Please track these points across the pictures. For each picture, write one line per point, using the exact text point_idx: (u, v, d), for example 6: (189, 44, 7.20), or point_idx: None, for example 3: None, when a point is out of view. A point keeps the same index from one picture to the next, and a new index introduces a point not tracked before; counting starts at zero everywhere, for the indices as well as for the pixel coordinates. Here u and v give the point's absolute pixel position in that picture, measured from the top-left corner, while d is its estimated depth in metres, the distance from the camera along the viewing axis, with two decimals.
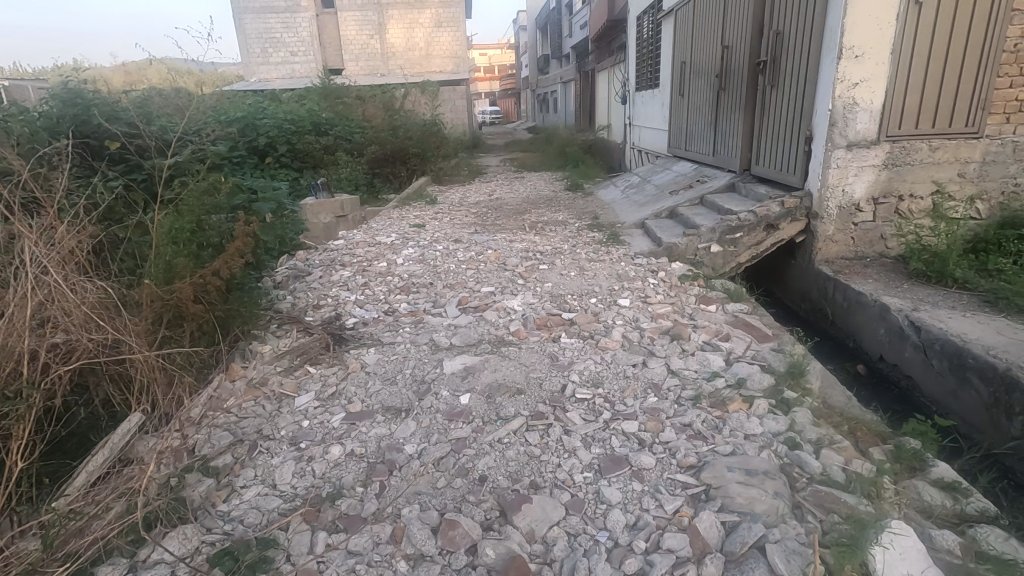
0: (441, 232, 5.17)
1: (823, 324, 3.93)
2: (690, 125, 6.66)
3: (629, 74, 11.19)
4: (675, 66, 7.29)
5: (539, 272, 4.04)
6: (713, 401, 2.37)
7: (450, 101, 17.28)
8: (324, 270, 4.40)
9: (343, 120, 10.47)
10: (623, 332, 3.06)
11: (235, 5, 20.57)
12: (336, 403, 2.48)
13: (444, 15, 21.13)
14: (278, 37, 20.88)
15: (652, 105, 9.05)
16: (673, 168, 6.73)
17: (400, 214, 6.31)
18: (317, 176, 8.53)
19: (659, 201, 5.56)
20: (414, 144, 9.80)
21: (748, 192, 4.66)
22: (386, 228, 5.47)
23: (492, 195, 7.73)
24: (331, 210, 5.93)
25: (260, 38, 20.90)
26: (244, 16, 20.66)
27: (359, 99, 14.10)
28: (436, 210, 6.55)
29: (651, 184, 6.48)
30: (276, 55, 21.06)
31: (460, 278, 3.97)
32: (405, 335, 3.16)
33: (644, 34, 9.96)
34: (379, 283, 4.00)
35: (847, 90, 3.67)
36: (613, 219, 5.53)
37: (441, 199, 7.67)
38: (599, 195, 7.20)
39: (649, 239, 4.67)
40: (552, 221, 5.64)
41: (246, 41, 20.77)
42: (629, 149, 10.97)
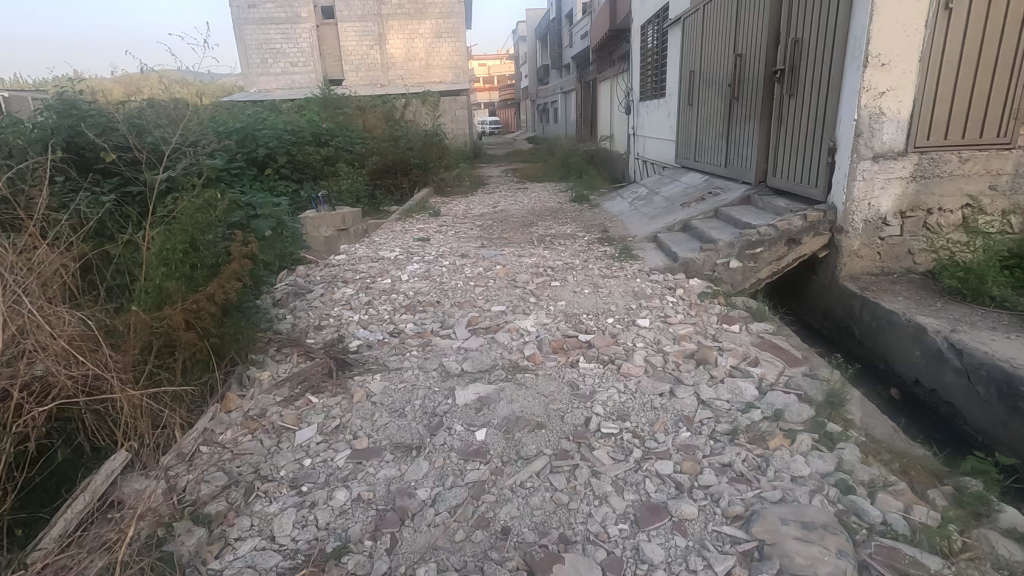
0: (446, 246, 4.99)
1: (849, 344, 3.75)
2: (700, 136, 6.52)
3: (633, 84, 11.08)
4: (683, 76, 7.16)
5: (551, 289, 3.86)
6: (750, 436, 2.18)
7: (451, 112, 17.20)
8: (325, 286, 4.21)
9: (345, 130, 10.34)
10: (645, 356, 2.87)
11: (235, 16, 20.55)
12: (340, 438, 2.28)
13: (444, 25, 21.11)
14: (278, 48, 20.85)
15: (658, 115, 8.92)
16: (683, 180, 6.56)
17: (403, 227, 6.13)
18: (317, 188, 8.37)
19: (670, 214, 5.39)
20: (415, 156, 9.65)
21: (765, 205, 4.49)
22: (389, 242, 5.29)
23: (497, 207, 7.57)
24: (332, 223, 5.75)
25: (261, 49, 20.88)
26: (245, 27, 20.64)
27: (360, 109, 13.99)
28: (440, 223, 6.38)
29: (661, 196, 6.32)
30: (276, 65, 21.03)
31: (468, 296, 3.79)
32: (413, 359, 2.97)
33: (649, 43, 9.85)
34: (384, 301, 3.82)
35: (874, 100, 3.52)
36: (624, 232, 5.35)
37: (444, 210, 7.51)
38: (606, 207, 7.03)
39: (664, 254, 4.49)
40: (560, 234, 5.47)
41: (246, 52, 20.75)
42: (634, 159, 10.83)
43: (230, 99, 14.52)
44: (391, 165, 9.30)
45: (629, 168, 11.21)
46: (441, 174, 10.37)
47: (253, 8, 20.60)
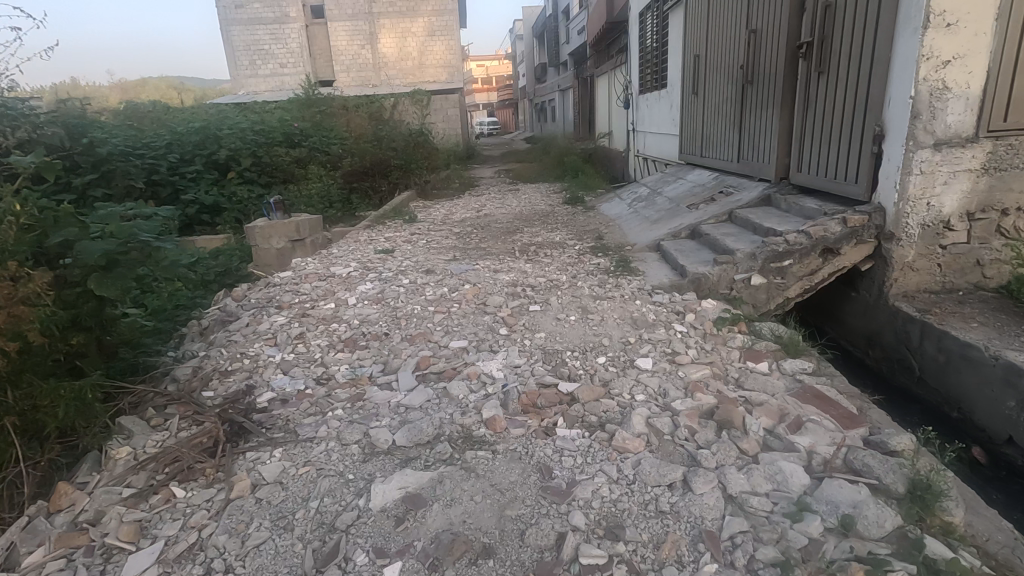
0: (411, 260, 4.23)
1: (906, 381, 2.98)
2: (707, 128, 5.74)
3: (632, 77, 10.31)
4: (687, 62, 6.38)
5: (528, 315, 3.09)
6: (805, 569, 1.43)
7: (444, 111, 16.45)
8: (255, 313, 3.45)
9: (323, 131, 9.60)
10: (646, 417, 2.11)
11: (222, 16, 19.87)
12: (186, 572, 1.53)
13: (437, 23, 20.36)
14: (266, 49, 20.17)
15: (659, 107, 8.14)
16: (688, 178, 5.78)
17: (371, 236, 5.37)
18: (286, 193, 7.62)
19: (675, 217, 4.62)
20: (397, 157, 8.90)
21: (791, 206, 3.72)
22: (348, 255, 4.54)
23: (480, 211, 6.80)
24: (284, 234, 5.01)
25: (248, 50, 20.22)
26: (232, 27, 19.97)
27: (345, 109, 13.25)
28: (413, 230, 5.62)
29: (663, 197, 5.54)
30: (264, 67, 20.35)
31: (424, 325, 3.02)
32: (334, 424, 2.21)
33: (648, 31, 9.07)
34: (319, 333, 3.06)
35: (936, 71, 2.75)
36: (621, 240, 4.58)
37: (422, 216, 6.74)
38: (602, 210, 6.26)
39: (668, 268, 3.73)
40: (547, 243, 4.70)
41: (233, 53, 20.10)
42: (634, 157, 10.06)
43: (209, 101, 13.81)
44: (368, 168, 8.54)
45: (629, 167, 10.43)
46: (426, 177, 9.60)
47: (240, 8, 19.93)
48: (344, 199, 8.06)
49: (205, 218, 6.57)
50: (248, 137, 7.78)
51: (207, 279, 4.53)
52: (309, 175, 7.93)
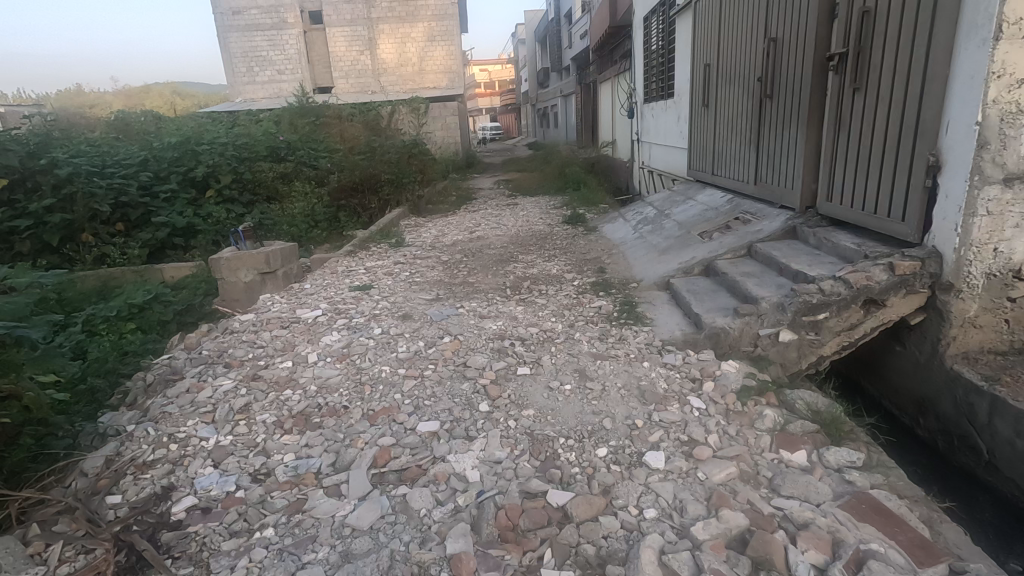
0: (388, 300, 3.75)
1: (969, 463, 2.47)
2: (720, 144, 5.25)
3: (636, 84, 9.83)
4: (696, 71, 5.89)
5: (515, 382, 2.60)
6: None
7: (443, 118, 16.00)
8: (201, 372, 2.98)
9: (311, 143, 9.16)
10: (658, 551, 1.62)
11: (219, 22, 19.54)
12: None
13: (437, 28, 19.93)
14: (264, 55, 19.81)
15: (666, 118, 7.65)
16: (699, 199, 5.29)
17: (350, 266, 4.90)
18: (269, 212, 7.18)
19: (686, 247, 4.13)
20: (388, 171, 8.44)
21: (822, 243, 3.22)
22: (320, 293, 4.07)
23: (473, 232, 6.32)
24: (251, 266, 4.50)
25: (246, 57, 19.87)
26: (229, 34, 19.63)
27: (340, 118, 12.82)
28: (397, 258, 5.14)
29: (672, 221, 5.05)
30: (262, 74, 20.00)
31: (391, 396, 2.54)
32: (260, 553, 1.73)
33: (653, 37, 8.59)
34: (267, 405, 2.58)
35: (1009, 91, 2.26)
36: (625, 274, 4.09)
37: (411, 238, 6.27)
38: (605, 233, 5.77)
39: (679, 314, 3.24)
40: (543, 277, 4.22)
41: (231, 60, 19.76)
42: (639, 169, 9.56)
43: (201, 110, 13.42)
44: (357, 183, 8.09)
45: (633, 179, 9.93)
46: (419, 190, 9.14)
47: (238, 15, 19.59)
48: (331, 217, 7.60)
49: (178, 241, 6.13)
50: (228, 152, 7.34)
51: (163, 319, 4.06)
52: (293, 192, 7.47)
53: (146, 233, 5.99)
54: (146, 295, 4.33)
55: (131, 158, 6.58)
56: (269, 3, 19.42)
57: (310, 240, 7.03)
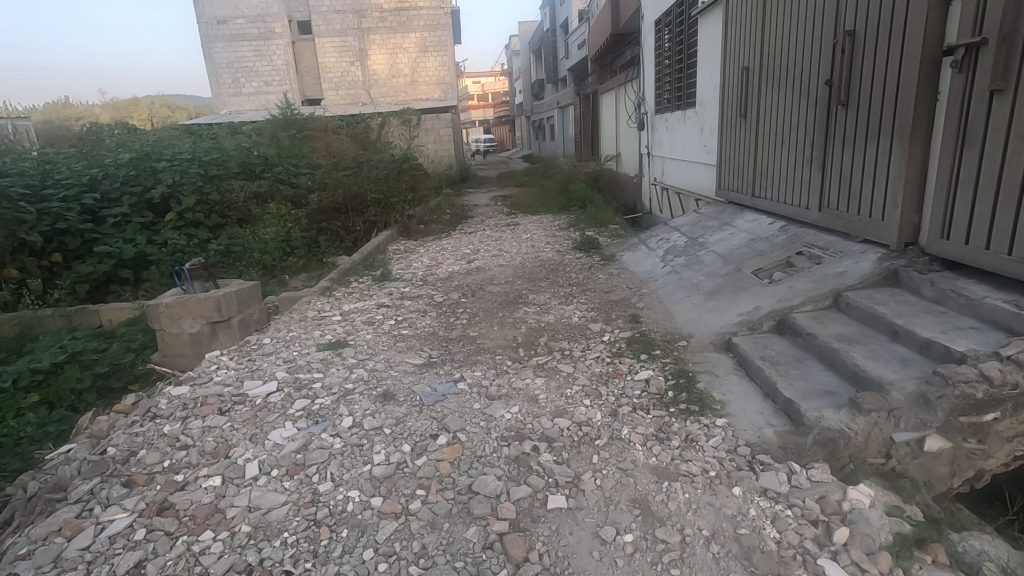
0: (365, 368, 2.88)
1: None
2: (764, 160, 4.45)
3: (646, 94, 9.07)
4: (730, 75, 5.10)
5: (547, 523, 1.74)
6: None
7: (436, 131, 15.21)
8: (93, 490, 2.09)
9: (290, 159, 8.31)
10: None
11: (203, 32, 18.74)
12: None
13: (429, 39, 19.21)
14: (251, 67, 19.05)
15: (685, 130, 6.87)
16: (740, 226, 4.47)
17: (323, 309, 4.03)
18: (238, 238, 6.32)
19: (742, 290, 3.30)
20: (374, 190, 7.61)
21: (948, 297, 2.40)
22: (280, 352, 3.19)
23: (472, 262, 5.48)
24: (197, 315, 3.61)
25: (231, 68, 19.07)
26: (214, 44, 18.83)
27: (326, 131, 11.99)
28: (382, 298, 4.28)
29: (711, 253, 4.23)
30: (249, 85, 19.20)
31: (360, 552, 1.67)
32: None
33: (666, 43, 7.85)
34: (171, 563, 1.70)
35: None
36: (667, 327, 3.24)
37: (400, 269, 5.41)
38: (627, 264, 4.93)
39: (758, 394, 2.39)
40: (562, 329, 3.37)
41: (216, 71, 19.00)
42: (650, 185, 8.78)
43: (179, 124, 12.61)
44: (340, 204, 7.23)
45: (644, 196, 9.16)
46: (410, 210, 8.31)
47: (223, 24, 18.81)
48: (309, 241, 6.74)
49: (126, 274, 5.26)
50: (191, 170, 6.49)
51: (80, 387, 3.19)
52: (267, 213, 6.61)
53: (86, 266, 5.10)
54: (61, 354, 3.44)
55: (75, 177, 5.70)
56: (255, 13, 18.67)
57: (285, 270, 6.17)
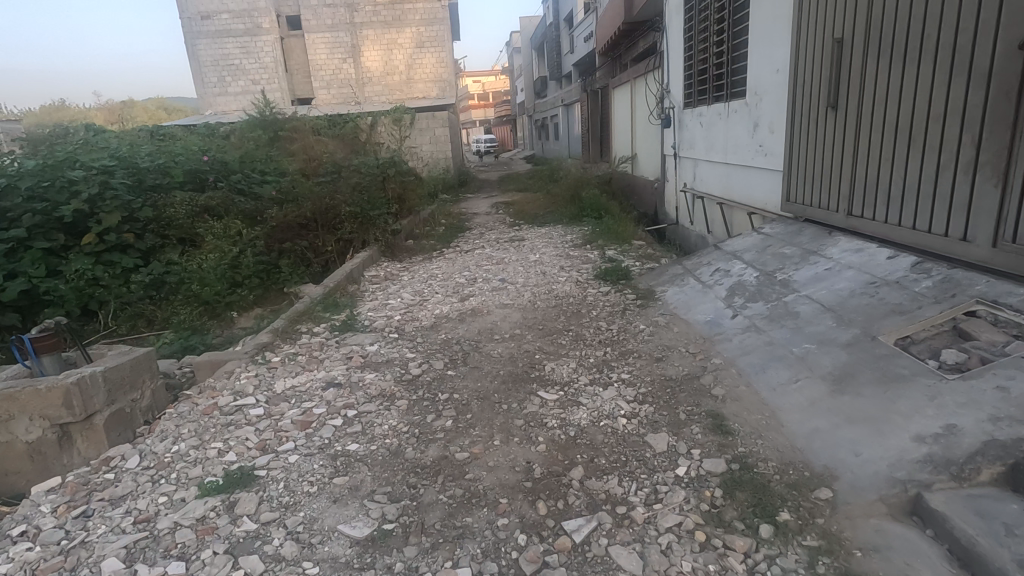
0: (263, 553, 1.62)
1: None
2: (875, 167, 3.18)
3: (672, 86, 7.79)
4: (809, 53, 3.83)
5: None
6: None
7: (432, 131, 13.94)
8: None
9: (253, 166, 7.05)
10: None
11: (185, 28, 17.47)
12: None
13: (426, 34, 17.92)
14: (236, 64, 17.81)
15: (731, 127, 5.59)
16: (839, 260, 3.19)
17: (244, 388, 2.77)
18: (173, 264, 5.09)
19: (899, 382, 2.02)
20: (350, 202, 6.34)
21: None
22: (139, 498, 1.93)
23: (466, 300, 4.21)
24: (37, 414, 2.34)
25: (216, 66, 17.82)
26: (197, 41, 17.56)
27: (309, 132, 10.73)
28: (335, 368, 3.01)
29: (806, 301, 2.94)
30: (235, 84, 17.96)
31: None
32: None
33: (699, 24, 6.58)
34: None
35: None
36: (778, 449, 1.98)
37: (371, 310, 4.15)
38: (675, 307, 3.65)
39: None
40: (603, 445, 2.10)
41: (200, 70, 17.79)
42: (679, 193, 7.51)
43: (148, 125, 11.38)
44: (307, 218, 5.96)
45: (672, 206, 7.88)
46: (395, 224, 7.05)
47: (206, 19, 17.54)
48: (267, 265, 5.48)
49: (10, 320, 4.16)
50: (117, 180, 5.25)
51: None
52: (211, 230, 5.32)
53: None
54: None
55: None
56: (240, 7, 17.42)
57: (232, 305, 4.90)
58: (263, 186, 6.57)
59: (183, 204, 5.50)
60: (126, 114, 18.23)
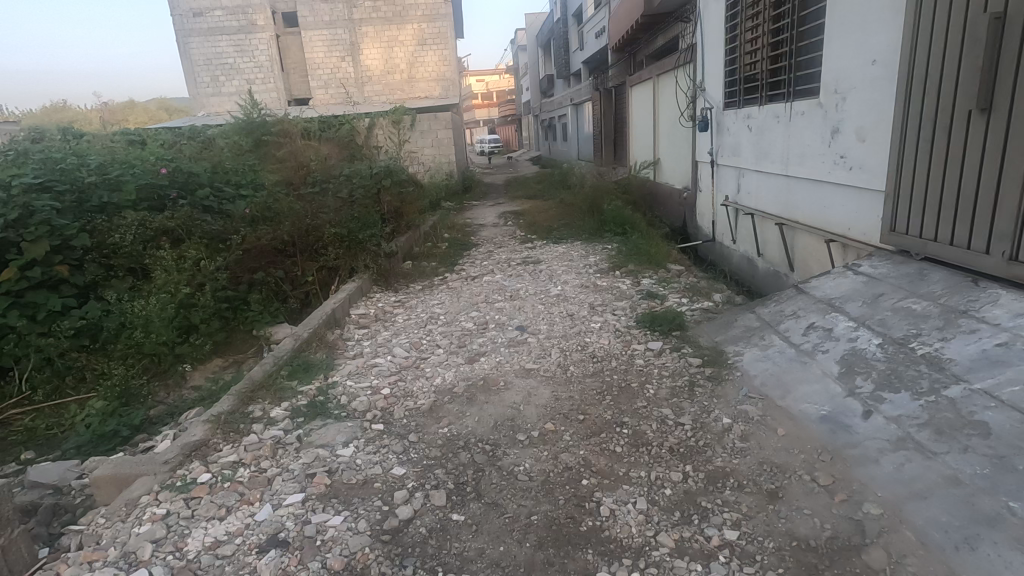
0: None
1: None
2: None
3: (709, 83, 6.79)
4: (940, 37, 2.83)
5: None
6: None
7: (434, 134, 12.96)
8: None
9: (227, 178, 6.10)
10: None
11: (176, 26, 16.58)
12: None
13: (428, 31, 16.95)
14: (231, 63, 16.90)
15: (798, 133, 4.59)
16: (1017, 329, 2.18)
17: (137, 548, 1.82)
18: (113, 305, 4.13)
19: None
20: (336, 221, 5.38)
21: None
22: None
23: (474, 362, 3.24)
24: None
25: (209, 65, 16.89)
26: (188, 38, 16.65)
27: (301, 140, 9.82)
28: (284, 500, 2.06)
29: (988, 402, 1.94)
30: (229, 84, 17.06)
31: None
32: None
33: (748, 9, 5.59)
34: None
35: None
36: None
37: (351, 377, 3.19)
38: (764, 386, 2.66)
39: None
40: None
41: (193, 70, 16.90)
42: (720, 207, 6.52)
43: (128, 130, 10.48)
44: (283, 242, 5.00)
45: (711, 222, 6.89)
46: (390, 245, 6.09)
47: (198, 16, 16.60)
48: (232, 302, 4.53)
49: None
50: (48, 200, 4.31)
51: None
52: (162, 257, 4.35)
53: None
54: None
55: None
56: (234, 3, 16.49)
57: (183, 357, 3.94)
58: (236, 203, 5.61)
59: (131, 229, 4.55)
60: (116, 116, 17.36)
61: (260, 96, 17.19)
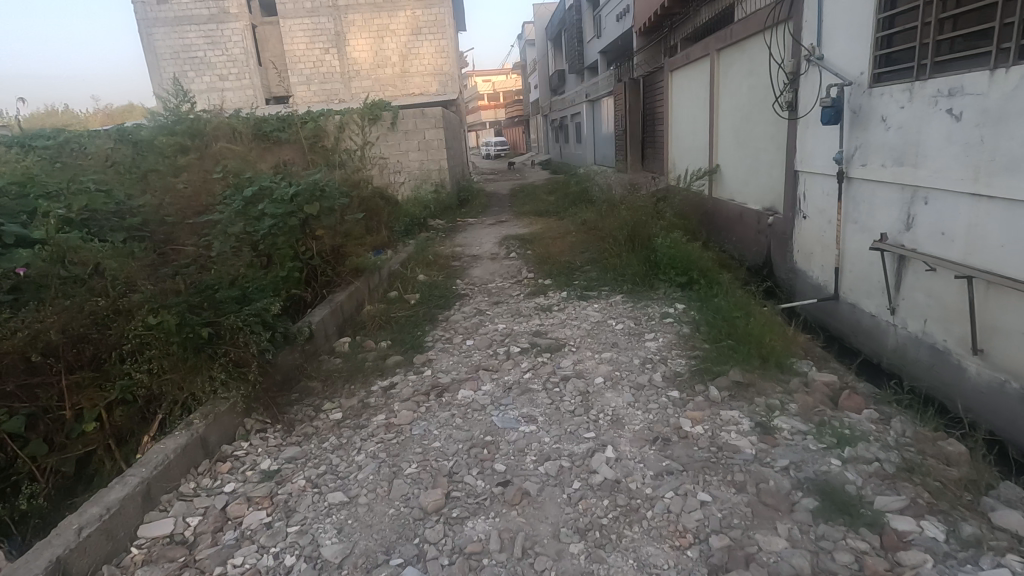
0: None
1: None
2: None
3: (835, 48, 4.19)
4: None
5: None
6: None
7: (420, 134, 10.29)
8: None
9: (30, 209, 3.54)
10: None
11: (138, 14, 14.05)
12: None
13: (423, 17, 14.38)
14: (201, 57, 14.35)
15: None
16: None
17: None
18: None
19: None
20: (169, 290, 2.86)
21: None
22: None
23: None
24: None
25: (177, 58, 14.29)
26: (151, 29, 14.09)
27: (238, 148, 7.27)
28: None
29: None
30: (198, 81, 14.52)
31: None
32: None
33: None
34: None
35: None
36: None
37: None
38: None
39: None
40: None
41: (156, 65, 14.39)
42: (870, 251, 3.89)
43: (27, 137, 7.95)
44: (51, 344, 2.41)
45: (843, 270, 4.27)
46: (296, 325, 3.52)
47: (164, 4, 14.02)
48: None
49: None
50: None
51: None
52: None
53: None
54: None
55: None
56: None
57: None
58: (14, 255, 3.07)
59: None
60: (109, 120, 14.98)
61: (232, 93, 14.63)
